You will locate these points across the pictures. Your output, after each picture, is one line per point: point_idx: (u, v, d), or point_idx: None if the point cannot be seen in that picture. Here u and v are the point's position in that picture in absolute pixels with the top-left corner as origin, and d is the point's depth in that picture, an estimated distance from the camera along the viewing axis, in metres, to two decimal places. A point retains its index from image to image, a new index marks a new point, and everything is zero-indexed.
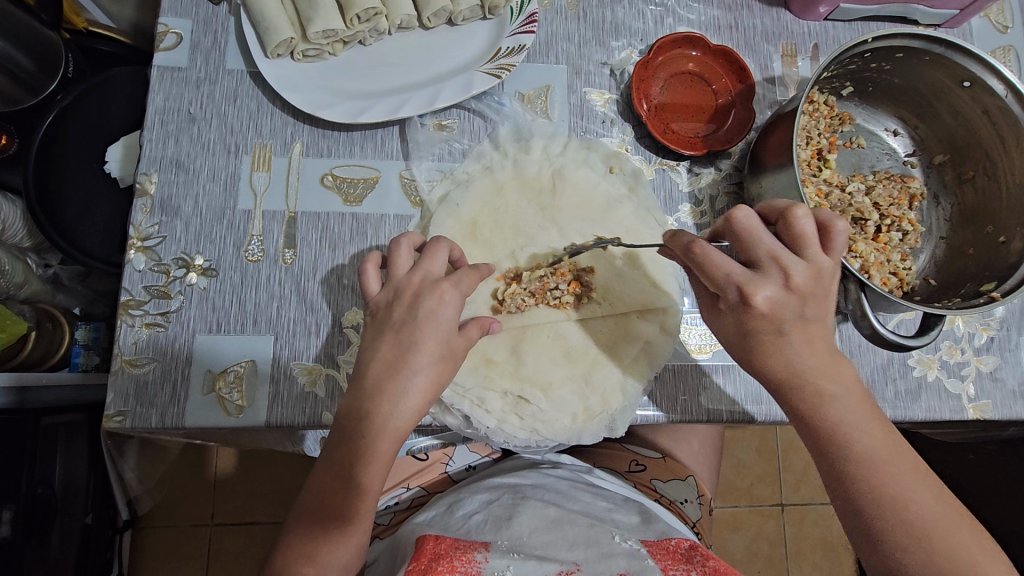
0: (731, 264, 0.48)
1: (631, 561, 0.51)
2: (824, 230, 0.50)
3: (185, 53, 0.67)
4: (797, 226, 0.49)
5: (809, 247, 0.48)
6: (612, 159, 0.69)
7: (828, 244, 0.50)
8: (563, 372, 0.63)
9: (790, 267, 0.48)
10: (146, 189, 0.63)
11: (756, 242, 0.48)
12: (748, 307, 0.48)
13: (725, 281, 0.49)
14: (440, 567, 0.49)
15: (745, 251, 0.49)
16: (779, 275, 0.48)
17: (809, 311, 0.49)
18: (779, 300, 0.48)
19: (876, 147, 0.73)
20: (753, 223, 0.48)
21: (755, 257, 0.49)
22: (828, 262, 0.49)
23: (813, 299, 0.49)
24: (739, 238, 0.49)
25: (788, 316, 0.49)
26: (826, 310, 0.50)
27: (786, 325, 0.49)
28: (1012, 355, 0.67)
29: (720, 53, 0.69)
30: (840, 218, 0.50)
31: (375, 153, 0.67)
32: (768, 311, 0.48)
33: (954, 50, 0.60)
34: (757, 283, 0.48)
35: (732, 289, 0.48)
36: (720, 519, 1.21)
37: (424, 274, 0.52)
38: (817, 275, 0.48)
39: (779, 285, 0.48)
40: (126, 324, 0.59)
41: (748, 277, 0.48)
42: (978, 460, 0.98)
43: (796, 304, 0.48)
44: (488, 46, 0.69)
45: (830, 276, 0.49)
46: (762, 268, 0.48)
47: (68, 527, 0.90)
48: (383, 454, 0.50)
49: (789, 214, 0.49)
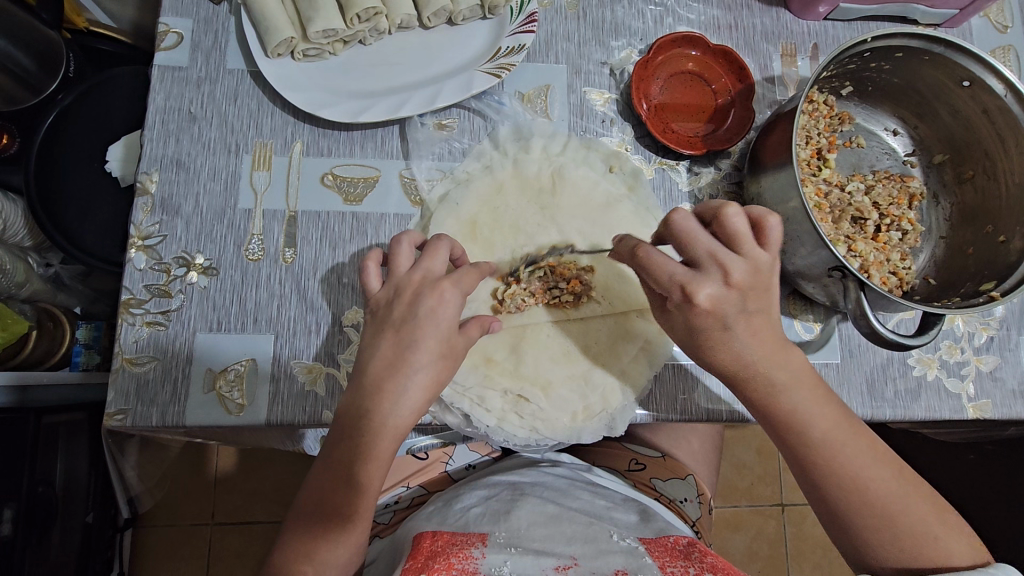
0: (671, 264, 0.49)
1: (629, 558, 0.51)
2: (762, 224, 0.50)
3: (186, 53, 0.67)
4: (730, 221, 0.49)
5: (743, 242, 0.49)
6: (611, 159, 0.69)
7: (765, 237, 0.50)
8: (563, 372, 0.63)
9: (727, 263, 0.48)
10: (146, 189, 0.64)
11: (693, 241, 0.49)
12: (692, 306, 0.49)
13: (668, 282, 0.49)
14: (437, 565, 0.49)
15: (683, 250, 0.50)
16: (718, 272, 0.48)
17: (752, 305, 0.49)
18: (720, 297, 0.49)
19: (876, 146, 0.73)
20: (688, 224, 0.49)
21: (695, 256, 0.49)
22: (766, 256, 0.49)
23: (753, 293, 0.49)
24: (677, 239, 0.50)
25: (732, 311, 0.49)
26: (769, 303, 0.50)
27: (730, 320, 0.49)
28: (1012, 354, 0.67)
29: (719, 52, 0.69)
30: (774, 212, 0.50)
31: (375, 153, 0.67)
32: (711, 308, 0.49)
33: (953, 50, 0.61)
34: (698, 281, 0.48)
35: (675, 289, 0.49)
36: (720, 519, 1.21)
37: (425, 272, 0.52)
38: (754, 270, 0.49)
39: (718, 282, 0.48)
40: (126, 323, 0.60)
41: (690, 276, 0.49)
42: (978, 460, 0.98)
43: (737, 300, 0.49)
44: (488, 45, 0.69)
45: (769, 269, 0.50)
46: (701, 266, 0.49)
47: (68, 527, 0.90)
48: (383, 452, 0.50)
49: (721, 212, 0.49)
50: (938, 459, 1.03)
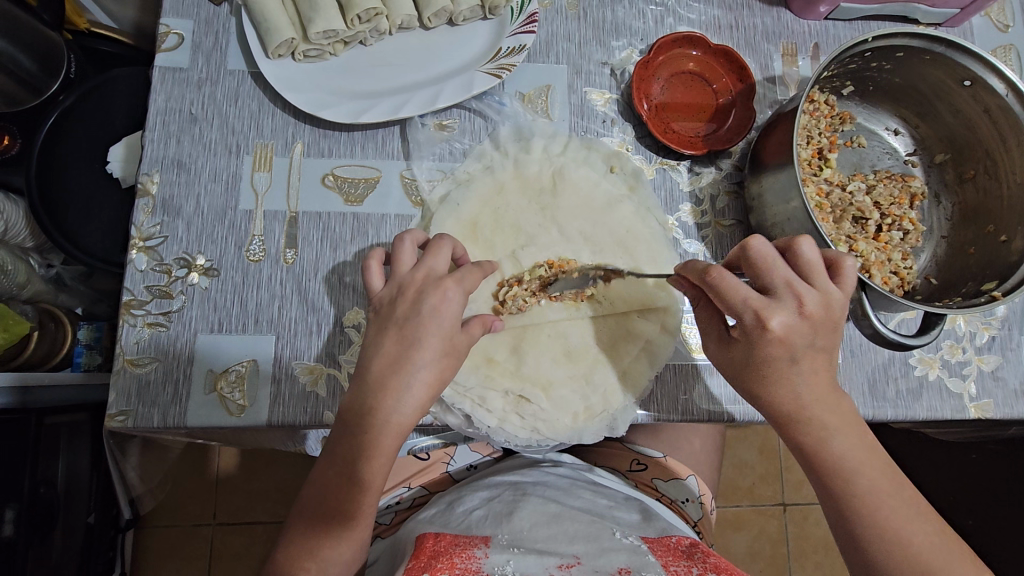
0: (747, 289, 0.49)
1: (632, 556, 0.51)
2: (835, 265, 0.52)
3: (187, 54, 0.67)
4: (805, 254, 0.50)
5: (818, 276, 0.50)
6: (612, 159, 0.69)
7: (839, 277, 0.52)
8: (564, 372, 0.63)
9: (803, 294, 0.49)
10: (147, 189, 0.64)
11: (772, 270, 0.49)
12: (764, 331, 0.49)
13: (740, 306, 0.49)
14: (439, 564, 0.49)
15: (758, 278, 0.50)
16: (793, 302, 0.49)
17: (819, 340, 0.50)
18: (792, 326, 0.49)
19: (877, 146, 0.73)
20: (768, 251, 0.50)
21: (769, 283, 0.50)
22: (840, 295, 0.50)
23: (824, 327, 0.50)
24: (754, 265, 0.50)
25: (800, 344, 0.49)
26: (835, 341, 0.51)
27: (797, 352, 0.50)
28: (1014, 354, 0.67)
29: (720, 52, 0.69)
30: (848, 255, 0.52)
31: (375, 153, 0.67)
32: (782, 337, 0.49)
33: (954, 49, 0.61)
34: (773, 308, 0.49)
35: (748, 314, 0.49)
36: (721, 519, 1.21)
37: (427, 270, 0.52)
38: (828, 304, 0.50)
39: (792, 311, 0.49)
40: (127, 324, 0.60)
41: (764, 302, 0.49)
42: (980, 460, 0.98)
43: (808, 331, 0.49)
44: (489, 45, 0.69)
45: (841, 307, 0.50)
46: (776, 294, 0.49)
47: (69, 527, 0.90)
48: (386, 448, 0.50)
49: (796, 243, 0.51)
50: (940, 459, 1.03)
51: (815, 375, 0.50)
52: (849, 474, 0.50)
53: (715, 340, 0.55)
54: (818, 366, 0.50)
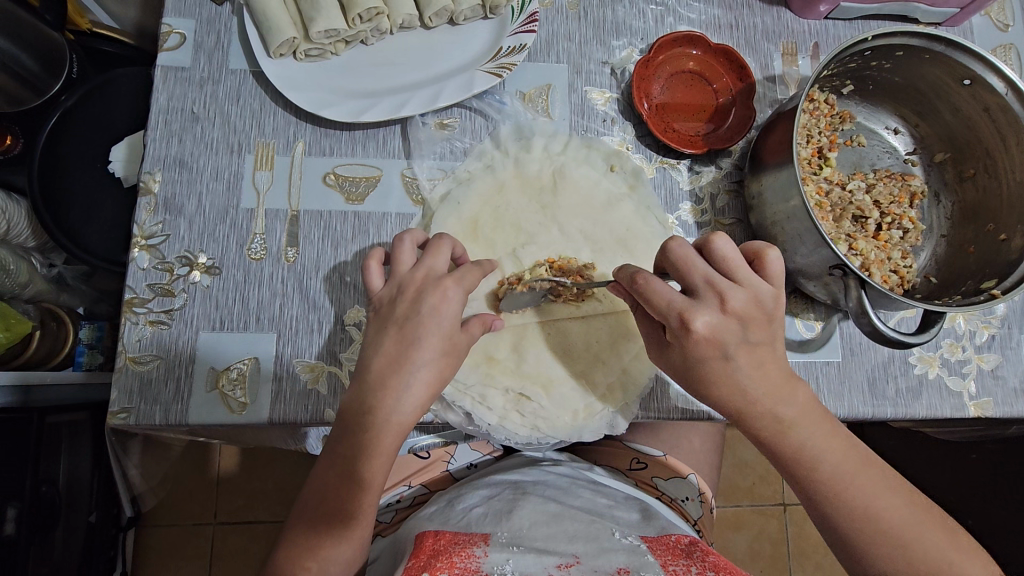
0: (668, 291, 0.50)
1: (631, 556, 0.51)
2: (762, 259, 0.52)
3: (189, 53, 0.68)
4: (723, 250, 0.51)
5: (739, 271, 0.50)
6: (612, 158, 0.69)
7: (764, 270, 0.52)
8: (564, 371, 0.63)
9: (726, 291, 0.49)
10: (149, 188, 0.64)
11: (691, 270, 0.50)
12: (690, 332, 0.49)
13: (664, 309, 0.50)
14: (439, 563, 0.49)
15: (681, 279, 0.51)
16: (715, 300, 0.49)
17: (752, 334, 0.50)
18: (718, 324, 0.49)
19: (877, 145, 0.73)
20: (685, 252, 0.51)
21: (692, 285, 0.50)
22: (767, 289, 0.50)
23: (752, 322, 0.50)
24: (676, 266, 0.51)
25: (732, 340, 0.50)
26: (772, 333, 0.51)
27: (730, 348, 0.50)
28: (1014, 353, 0.67)
29: (719, 52, 0.69)
30: (773, 247, 0.52)
31: (377, 152, 0.67)
32: (710, 335, 0.49)
33: (953, 48, 0.61)
34: (696, 308, 0.49)
35: (673, 316, 0.50)
36: (722, 518, 1.21)
37: (427, 270, 0.53)
38: (753, 299, 0.50)
39: (716, 310, 0.49)
40: (130, 322, 0.60)
41: (687, 303, 0.49)
42: (980, 460, 0.98)
43: (736, 328, 0.49)
44: (489, 45, 0.69)
45: (770, 299, 0.50)
46: (698, 294, 0.50)
47: (72, 525, 0.90)
48: (386, 447, 0.50)
49: (711, 240, 0.51)
50: (940, 459, 1.03)
51: (758, 366, 0.50)
52: (849, 474, 0.50)
53: (656, 350, 0.56)
54: (760, 358, 0.50)
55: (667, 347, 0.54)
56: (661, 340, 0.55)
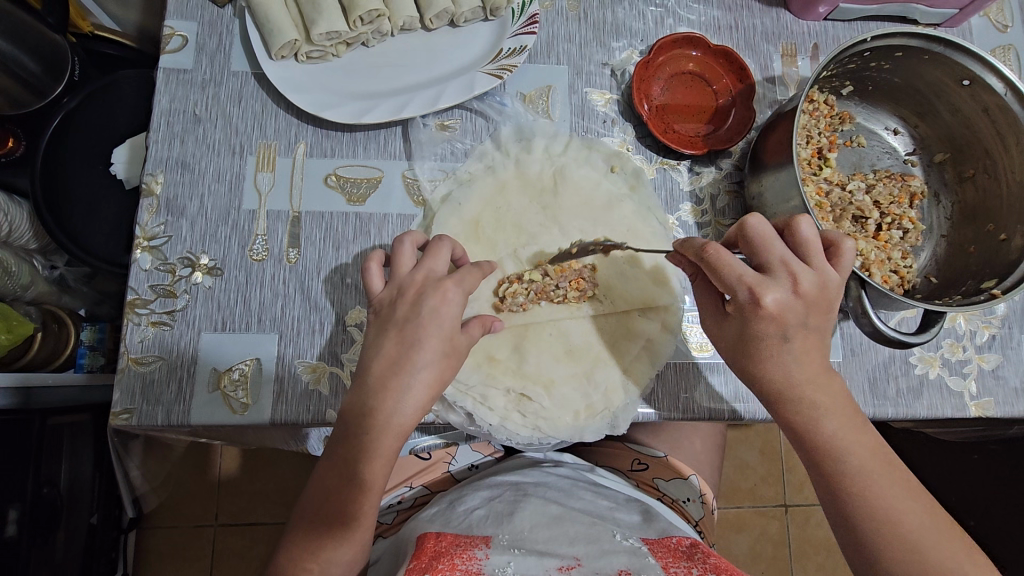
0: (743, 266, 0.49)
1: (632, 558, 0.51)
2: (836, 248, 0.52)
3: (191, 55, 0.68)
4: (804, 234, 0.51)
5: (814, 256, 0.50)
6: (613, 159, 0.70)
7: (836, 259, 0.52)
8: (565, 371, 0.63)
9: (799, 273, 0.49)
10: (151, 189, 0.64)
11: (769, 248, 0.50)
12: (758, 307, 0.49)
13: (735, 281, 0.49)
14: (440, 565, 0.49)
15: (756, 255, 0.51)
16: (788, 280, 0.49)
17: (812, 321, 0.50)
18: (786, 303, 0.49)
19: (876, 146, 0.74)
20: (765, 229, 0.50)
21: (765, 261, 0.50)
22: (836, 277, 0.50)
23: (817, 308, 0.50)
24: (752, 242, 0.51)
25: (793, 321, 0.49)
26: (827, 325, 0.51)
27: (790, 330, 0.49)
28: (1014, 353, 0.67)
29: (720, 53, 0.69)
30: (849, 238, 0.52)
31: (378, 153, 0.68)
32: (776, 314, 0.49)
33: (952, 49, 0.61)
34: (768, 284, 0.49)
35: (742, 289, 0.49)
36: (723, 519, 1.21)
37: (427, 273, 0.53)
38: (823, 284, 0.50)
39: (787, 289, 0.49)
40: (132, 323, 0.60)
41: (759, 279, 0.49)
42: (981, 461, 0.98)
43: (803, 310, 0.49)
44: (490, 46, 0.69)
45: (837, 289, 0.50)
46: (772, 272, 0.50)
47: (73, 527, 0.90)
48: (386, 450, 0.50)
49: (795, 222, 0.51)
50: (940, 459, 1.03)
51: (805, 354, 0.50)
52: (850, 475, 0.49)
53: (712, 320, 0.56)
54: (809, 345, 0.50)
55: (723, 318, 0.54)
56: (720, 310, 0.54)
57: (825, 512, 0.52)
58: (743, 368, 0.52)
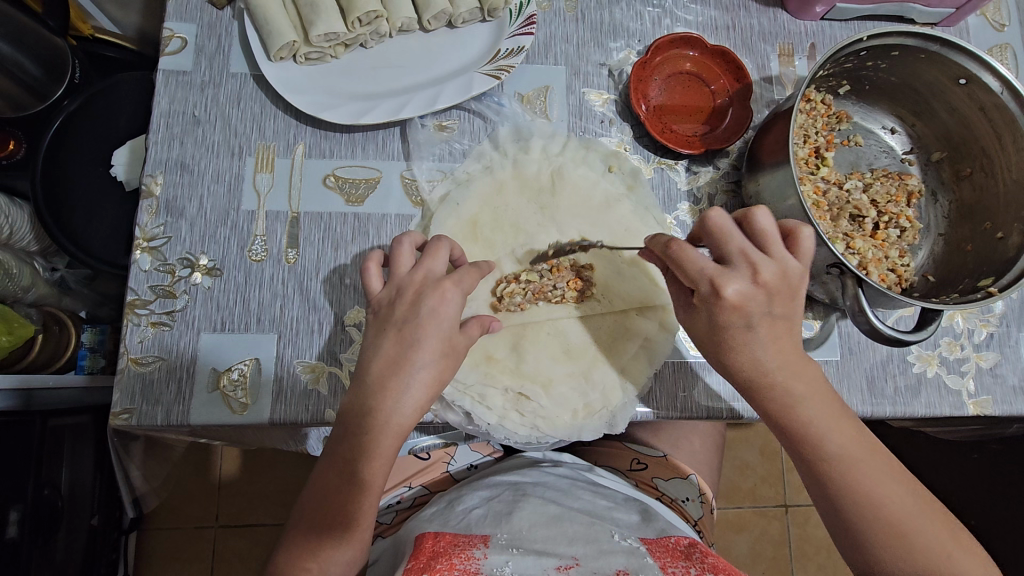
0: (703, 259, 0.50)
1: (631, 558, 0.51)
2: (795, 236, 0.52)
3: (191, 57, 0.68)
4: (761, 223, 0.51)
5: (773, 244, 0.50)
6: (611, 159, 0.70)
7: (796, 247, 0.52)
8: (563, 370, 0.63)
9: (758, 262, 0.49)
10: (151, 190, 0.64)
11: (726, 240, 0.50)
12: (719, 299, 0.49)
13: (696, 275, 0.50)
14: (438, 565, 0.49)
15: (715, 248, 0.51)
16: (747, 270, 0.49)
17: (777, 309, 0.50)
18: (747, 293, 0.49)
19: (874, 145, 0.74)
20: (722, 222, 0.51)
21: (725, 254, 0.50)
22: (796, 265, 0.50)
23: (780, 296, 0.49)
24: (710, 235, 0.51)
25: (756, 311, 0.49)
26: (794, 310, 0.50)
27: (754, 319, 0.49)
28: (1012, 351, 0.67)
29: (718, 52, 0.69)
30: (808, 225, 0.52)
31: (376, 154, 0.68)
32: (738, 303, 0.49)
33: (948, 48, 0.61)
34: (727, 276, 0.49)
35: (703, 282, 0.49)
36: (724, 520, 1.21)
37: (426, 273, 0.53)
38: (783, 273, 0.49)
39: (747, 279, 0.49)
40: (132, 324, 0.60)
41: (720, 271, 0.49)
42: (982, 460, 0.97)
43: (764, 299, 0.49)
44: (488, 47, 0.69)
45: (799, 277, 0.50)
46: (732, 264, 0.50)
47: (74, 528, 0.90)
48: (385, 450, 0.50)
49: (750, 213, 0.51)
50: (941, 459, 1.03)
51: (775, 342, 0.50)
52: (851, 475, 0.49)
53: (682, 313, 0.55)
54: (778, 334, 0.50)
55: (691, 310, 0.53)
56: (687, 304, 0.54)
57: (820, 511, 0.52)
58: (716, 360, 0.53)
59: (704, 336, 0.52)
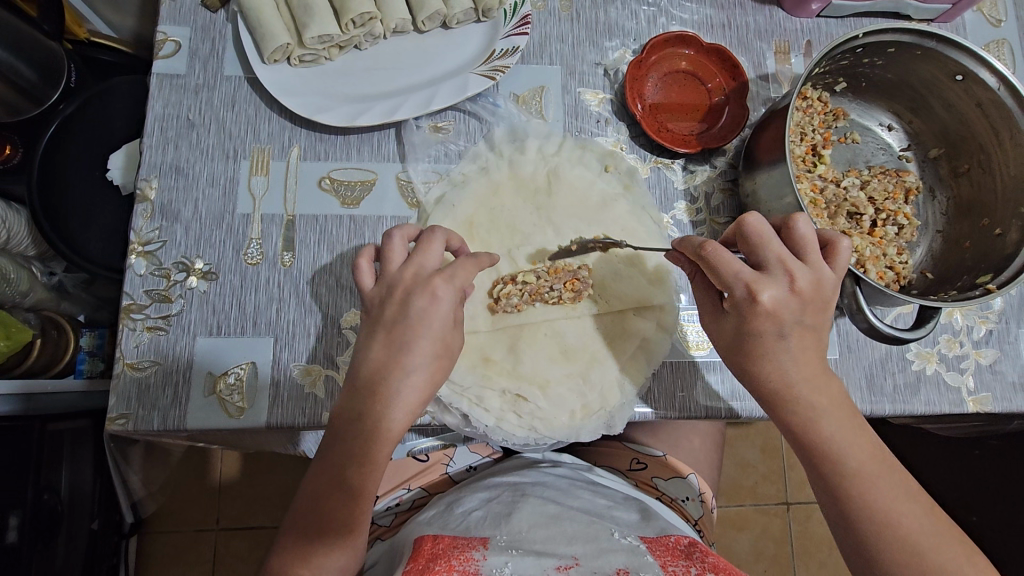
0: (740, 264, 0.50)
1: (631, 557, 0.51)
2: (832, 246, 0.52)
3: (184, 61, 0.68)
4: (800, 231, 0.51)
5: (811, 253, 0.50)
6: (607, 159, 0.70)
7: (832, 257, 0.52)
8: (561, 371, 0.63)
9: (794, 270, 0.49)
10: (146, 195, 0.64)
11: (764, 246, 0.50)
12: (754, 305, 0.49)
13: (732, 279, 0.50)
14: (438, 566, 0.49)
15: (753, 254, 0.51)
16: (785, 277, 0.49)
17: (808, 318, 0.50)
18: (782, 300, 0.49)
19: (871, 142, 0.73)
20: (762, 228, 0.50)
21: (762, 259, 0.50)
22: (831, 275, 0.50)
23: (813, 305, 0.50)
24: (748, 241, 0.51)
25: (789, 319, 0.49)
26: (822, 321, 0.51)
27: (786, 327, 0.49)
28: (1012, 347, 0.67)
29: (713, 51, 0.69)
30: (845, 236, 0.52)
31: (372, 156, 0.68)
32: (772, 309, 0.49)
33: (945, 44, 0.61)
34: (763, 282, 0.49)
35: (739, 287, 0.49)
36: (725, 519, 1.21)
37: (417, 268, 0.52)
38: (819, 282, 0.49)
39: (784, 286, 0.49)
40: (127, 328, 0.60)
41: (756, 276, 0.49)
42: (982, 457, 0.97)
43: (798, 308, 0.49)
44: (483, 47, 0.69)
45: (833, 288, 0.50)
46: (768, 270, 0.50)
47: (74, 533, 0.89)
48: (380, 454, 0.50)
49: (790, 220, 0.51)
50: (941, 456, 1.03)
51: (803, 353, 0.50)
52: (850, 473, 0.49)
53: (707, 316, 0.56)
54: (806, 345, 0.50)
55: (721, 315, 0.54)
56: (718, 307, 0.54)
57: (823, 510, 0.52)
58: (742, 367, 0.52)
59: (729, 341, 0.53)
